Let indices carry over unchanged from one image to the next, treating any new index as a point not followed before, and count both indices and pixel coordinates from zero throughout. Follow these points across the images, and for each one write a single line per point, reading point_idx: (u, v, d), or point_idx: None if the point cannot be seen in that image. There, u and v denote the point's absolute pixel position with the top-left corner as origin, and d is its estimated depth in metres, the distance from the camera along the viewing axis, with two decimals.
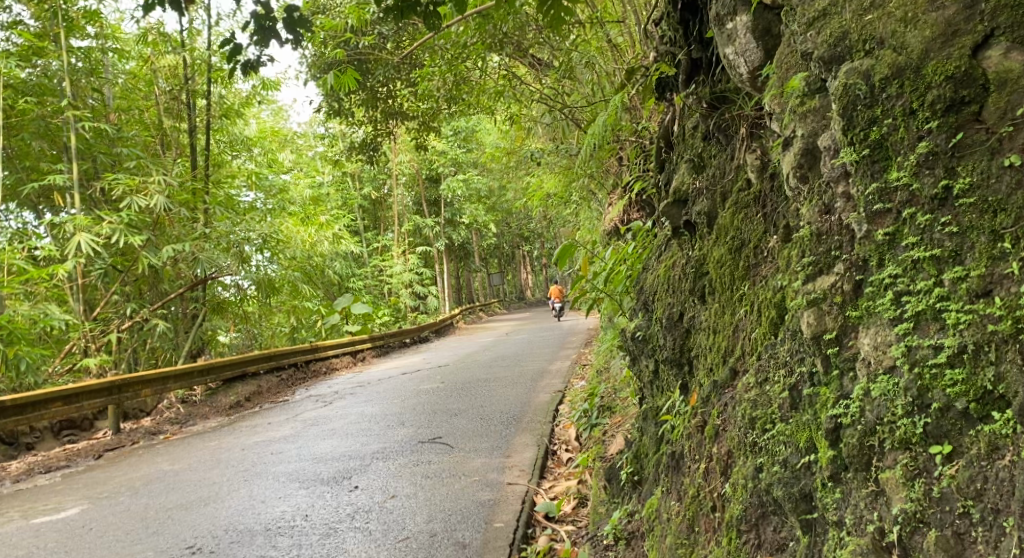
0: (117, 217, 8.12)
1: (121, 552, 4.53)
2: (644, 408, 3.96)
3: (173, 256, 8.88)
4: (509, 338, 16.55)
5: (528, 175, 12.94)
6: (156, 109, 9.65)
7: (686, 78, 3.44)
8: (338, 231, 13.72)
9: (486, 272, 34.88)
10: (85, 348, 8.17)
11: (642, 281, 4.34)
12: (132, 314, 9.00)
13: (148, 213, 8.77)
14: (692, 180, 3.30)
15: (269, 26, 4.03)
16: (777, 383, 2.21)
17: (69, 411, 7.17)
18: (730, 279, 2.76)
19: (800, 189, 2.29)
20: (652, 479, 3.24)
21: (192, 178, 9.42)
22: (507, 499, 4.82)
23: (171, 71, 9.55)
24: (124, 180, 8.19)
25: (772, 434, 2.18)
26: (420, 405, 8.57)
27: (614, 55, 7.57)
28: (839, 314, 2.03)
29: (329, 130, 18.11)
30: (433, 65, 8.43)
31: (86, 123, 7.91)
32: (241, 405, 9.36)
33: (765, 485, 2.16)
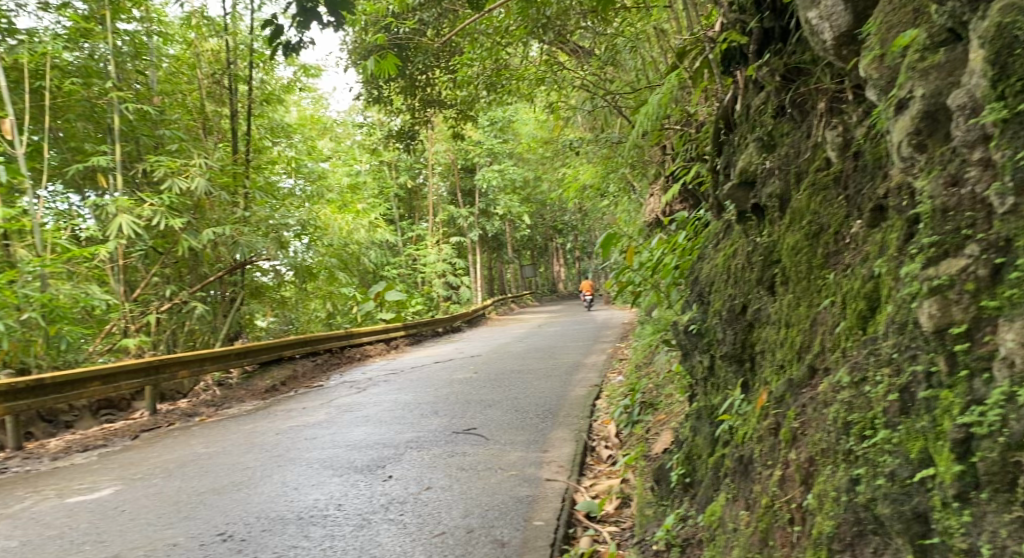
0: (159, 199, 8.13)
1: (153, 536, 4.42)
2: (697, 407, 3.73)
3: (213, 240, 8.83)
4: (541, 330, 16.38)
5: (564, 165, 12.71)
6: (199, 93, 9.46)
7: (756, 49, 3.20)
8: (374, 219, 13.64)
9: (518, 264, 34.70)
10: (125, 329, 8.18)
11: (696, 272, 4.12)
12: (172, 296, 9.00)
13: (189, 196, 8.69)
14: (761, 160, 3.09)
15: (310, 7, 3.84)
16: (878, 383, 1.92)
17: (107, 391, 7.12)
18: (807, 268, 2.54)
19: (913, 158, 2.02)
20: (711, 484, 3.00)
21: (233, 162, 9.34)
22: (545, 496, 4.63)
23: (214, 55, 9.46)
24: (166, 162, 8.15)
25: (872, 443, 1.88)
26: (454, 395, 8.43)
27: (659, 40, 7.31)
28: (971, 303, 1.74)
29: (368, 119, 18.04)
30: (474, 52, 8.23)
31: (130, 105, 7.95)
32: (277, 388, 9.30)
33: (863, 500, 1.85)
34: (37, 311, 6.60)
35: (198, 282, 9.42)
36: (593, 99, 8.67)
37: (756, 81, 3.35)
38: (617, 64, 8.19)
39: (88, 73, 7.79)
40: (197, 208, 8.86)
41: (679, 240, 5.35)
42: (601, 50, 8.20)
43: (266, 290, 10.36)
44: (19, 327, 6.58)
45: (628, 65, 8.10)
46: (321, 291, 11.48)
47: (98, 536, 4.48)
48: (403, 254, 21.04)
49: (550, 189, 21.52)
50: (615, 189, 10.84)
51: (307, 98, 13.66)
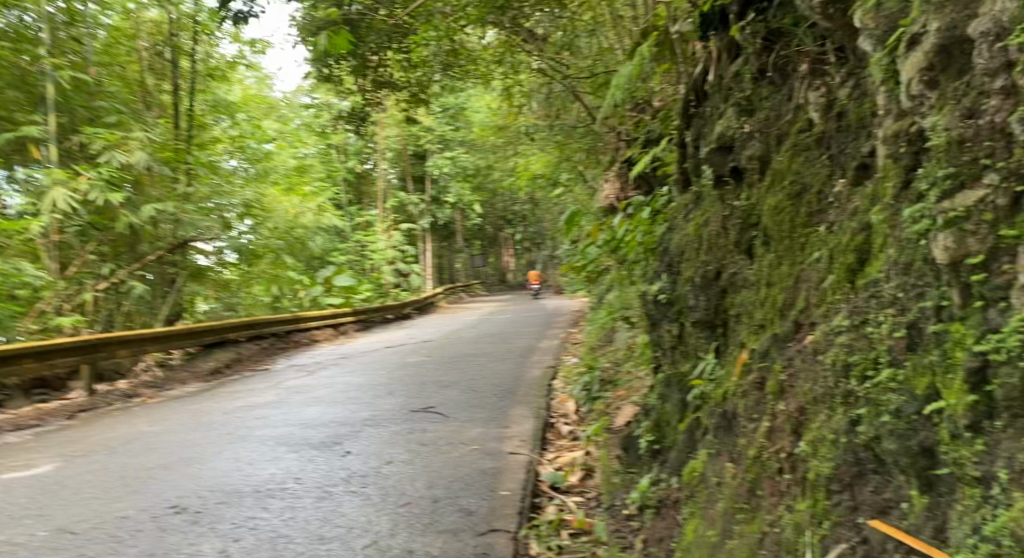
0: (95, 173, 7.85)
1: (99, 509, 4.20)
2: (665, 376, 3.73)
3: (154, 217, 8.69)
4: (492, 317, 16.34)
5: (516, 152, 12.67)
6: (139, 65, 8.99)
7: (740, 10, 3.20)
8: (321, 201, 13.32)
9: (468, 253, 34.52)
10: (58, 308, 7.73)
11: (665, 242, 4.06)
12: (108, 276, 8.52)
13: (128, 171, 8.43)
14: (739, 125, 3.10)
15: None
16: (882, 322, 1.89)
17: (41, 368, 6.85)
18: (789, 227, 2.56)
19: (924, 96, 1.91)
20: (685, 447, 3.03)
21: (174, 139, 9.09)
22: (510, 468, 4.61)
23: (155, 27, 9.00)
24: (104, 134, 7.93)
25: (875, 382, 1.85)
26: (408, 376, 8.33)
27: (618, 23, 7.23)
28: (989, 234, 1.65)
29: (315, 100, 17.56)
30: (430, 32, 7.82)
31: (65, 73, 7.63)
32: (221, 371, 9.09)
33: (864, 440, 1.83)
34: None
35: (136, 260, 8.88)
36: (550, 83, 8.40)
37: (734, 48, 3.37)
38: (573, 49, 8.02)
39: (19, 39, 7.43)
40: (136, 182, 8.60)
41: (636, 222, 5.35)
42: (561, 33, 7.88)
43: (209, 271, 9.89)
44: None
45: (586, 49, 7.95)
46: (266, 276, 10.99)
47: (40, 511, 4.27)
48: (350, 239, 20.65)
49: (501, 176, 21.43)
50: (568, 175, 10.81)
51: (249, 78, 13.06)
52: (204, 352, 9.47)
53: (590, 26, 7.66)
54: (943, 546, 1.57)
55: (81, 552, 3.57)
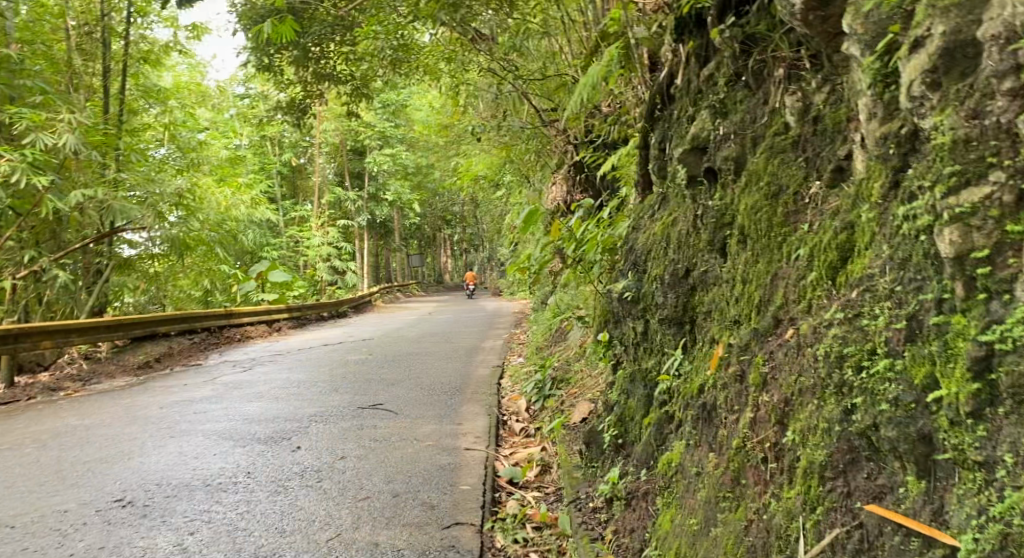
0: (17, 154, 7.16)
1: (38, 502, 3.97)
2: (627, 372, 3.74)
3: (82, 202, 7.93)
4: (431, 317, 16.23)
5: (460, 152, 12.59)
6: (66, 45, 8.42)
7: (716, 17, 3.15)
8: (256, 193, 12.91)
9: (404, 253, 34.13)
10: None
11: (629, 242, 4.08)
12: (29, 263, 8.01)
13: (54, 155, 7.76)
14: (713, 127, 3.12)
15: None
16: (879, 315, 1.94)
17: None
18: (766, 226, 2.61)
19: (925, 97, 1.92)
20: (652, 440, 3.07)
21: (105, 122, 8.51)
22: (468, 463, 4.57)
23: (84, 6, 8.45)
24: (29, 114, 7.24)
25: (871, 372, 1.91)
26: (352, 373, 8.20)
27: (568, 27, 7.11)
28: (994, 229, 1.72)
29: (250, 91, 17.01)
30: (377, 24, 7.44)
31: None
32: (151, 365, 8.72)
33: (859, 428, 1.91)
34: None
35: (58, 249, 8.44)
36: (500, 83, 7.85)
37: (706, 55, 3.38)
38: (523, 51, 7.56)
39: None
40: (62, 166, 7.93)
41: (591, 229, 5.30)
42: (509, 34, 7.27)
43: (138, 262, 9.50)
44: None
45: (534, 52, 7.53)
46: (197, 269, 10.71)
47: None
48: (285, 235, 20.08)
49: (442, 176, 21.31)
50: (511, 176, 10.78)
51: (182, 64, 11.97)
52: (133, 345, 9.08)
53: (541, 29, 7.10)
54: (943, 528, 1.68)
55: (23, 545, 3.41)
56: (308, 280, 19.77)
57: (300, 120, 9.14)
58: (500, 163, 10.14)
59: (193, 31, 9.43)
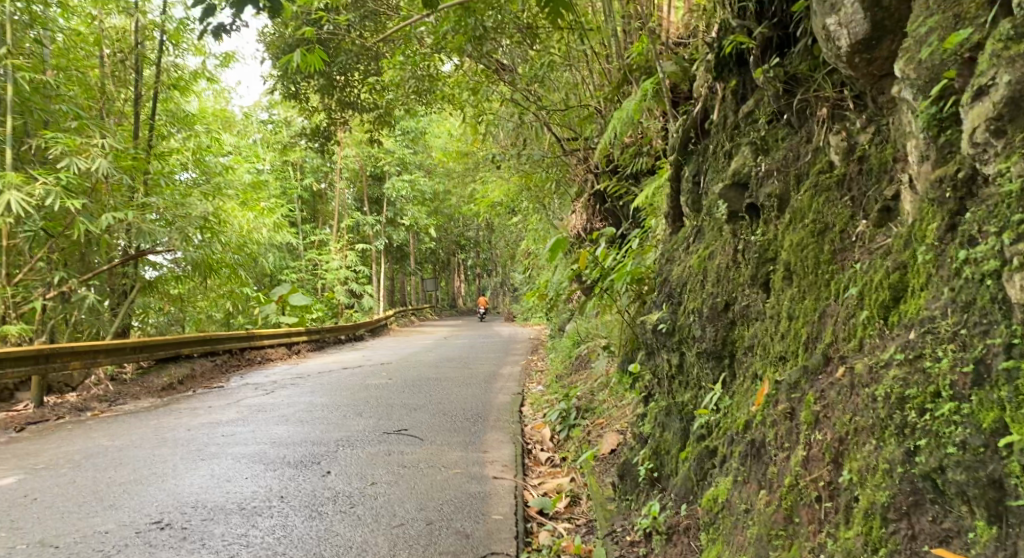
0: (52, 178, 7.26)
1: (78, 523, 4.00)
2: (661, 405, 3.71)
3: (111, 225, 8.03)
4: (446, 342, 16.23)
5: (478, 179, 12.61)
6: (100, 72, 8.58)
7: (759, 56, 3.18)
8: (277, 218, 13.01)
9: (419, 277, 34.12)
10: (4, 314, 7.49)
11: (662, 274, 4.05)
12: (59, 284, 8.07)
13: (87, 178, 7.91)
14: (755, 163, 3.14)
15: None
16: (942, 358, 1.95)
17: None
18: (813, 263, 2.64)
19: (989, 144, 1.98)
20: (692, 475, 3.07)
21: (135, 146, 8.62)
22: (498, 492, 4.54)
23: (119, 34, 8.60)
24: (64, 139, 7.34)
25: (936, 415, 1.92)
26: (373, 398, 8.18)
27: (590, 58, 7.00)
28: None
29: (274, 117, 17.22)
30: (403, 54, 7.54)
31: (26, 75, 7.11)
32: (175, 387, 8.75)
33: (923, 470, 1.93)
34: None
35: (86, 270, 8.46)
36: (521, 115, 7.85)
37: (745, 93, 3.42)
38: (545, 82, 7.63)
39: None
40: (95, 190, 8.04)
41: (611, 259, 5.02)
42: (531, 65, 7.43)
43: (162, 283, 9.57)
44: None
45: (557, 82, 7.49)
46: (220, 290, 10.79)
47: (14, 523, 4.03)
48: (303, 258, 20.15)
49: (458, 201, 21.41)
50: (527, 204, 10.82)
51: (208, 92, 12.04)
52: (158, 367, 9.13)
53: (563, 58, 7.09)
54: None
55: None
56: (325, 303, 19.78)
57: (325, 146, 9.20)
58: (518, 191, 10.15)
59: (221, 59, 9.57)
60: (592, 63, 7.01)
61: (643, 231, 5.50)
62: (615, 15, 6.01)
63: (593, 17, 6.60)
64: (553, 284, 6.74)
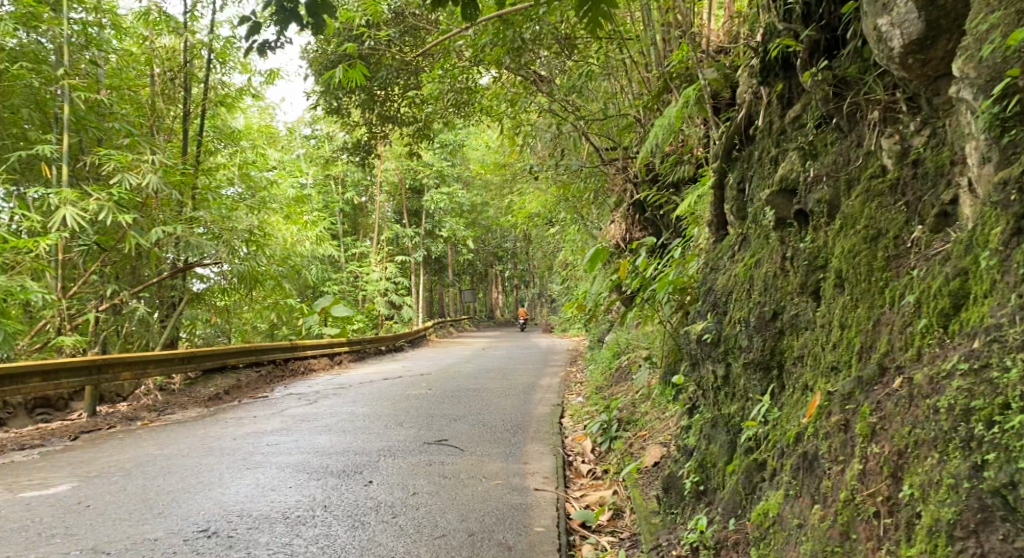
0: (106, 194, 7.41)
1: (129, 530, 4.05)
2: (706, 417, 3.62)
3: (160, 238, 8.20)
4: (483, 353, 16.20)
5: (516, 190, 12.61)
6: (151, 90, 8.79)
7: (806, 59, 3.10)
8: (319, 231, 13.14)
9: (457, 288, 34.18)
10: (59, 326, 7.51)
11: (706, 283, 3.96)
12: (111, 296, 8.23)
13: (137, 194, 8.12)
14: (803, 168, 3.06)
15: (290, 7, 3.71)
16: (1010, 369, 1.91)
17: (47, 388, 6.62)
18: (866, 270, 2.56)
19: None
20: (741, 489, 2.99)
21: (183, 162, 8.78)
22: (539, 504, 4.49)
23: (168, 54, 8.83)
24: (117, 155, 7.51)
25: (1006, 427, 1.87)
26: (413, 409, 8.18)
27: (629, 67, 6.95)
28: None
29: (316, 132, 17.47)
30: (443, 68, 7.56)
31: (81, 94, 7.28)
32: (221, 397, 8.85)
33: (992, 486, 1.87)
34: None
35: (137, 283, 8.66)
36: (559, 125, 7.80)
37: (791, 97, 3.34)
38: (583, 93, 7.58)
39: (35, 60, 7.13)
40: (145, 205, 8.21)
41: (652, 267, 4.93)
42: (570, 76, 7.38)
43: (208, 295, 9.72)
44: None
45: (595, 92, 7.45)
46: (264, 301, 10.92)
47: (68, 530, 4.10)
48: (344, 269, 20.29)
49: (495, 212, 21.41)
50: (564, 215, 10.76)
51: (253, 108, 12.23)
52: (204, 378, 9.25)
53: (602, 70, 7.06)
54: None
55: None
56: (366, 315, 19.91)
57: (365, 160, 9.27)
58: (557, 202, 10.11)
59: (265, 76, 9.74)
60: (632, 72, 6.96)
61: (685, 240, 5.41)
62: (656, 23, 5.96)
63: (631, 27, 6.55)
64: (592, 294, 6.67)
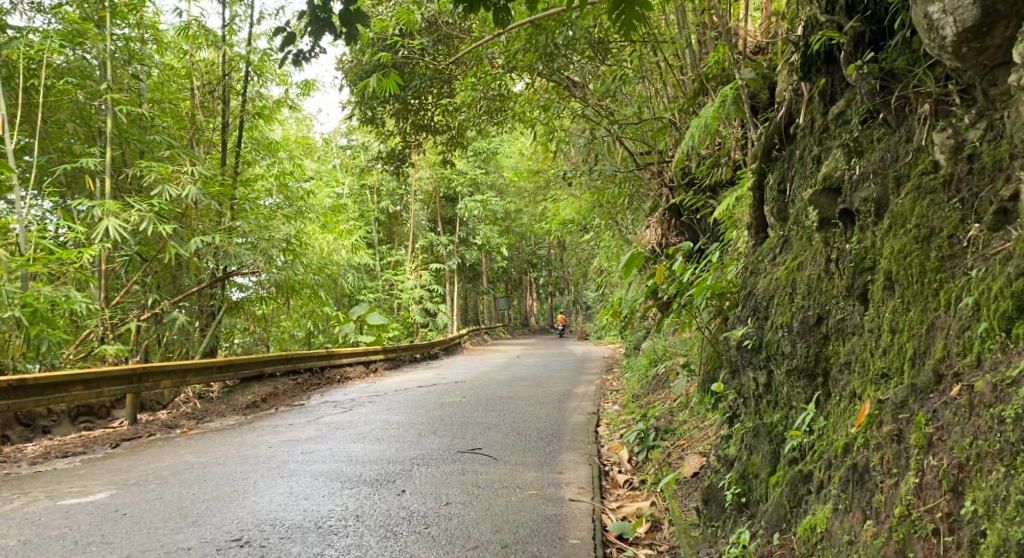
0: (146, 204, 7.47)
1: (163, 539, 4.04)
2: (748, 426, 3.49)
3: (199, 248, 8.27)
4: (519, 361, 16.03)
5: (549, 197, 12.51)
6: (191, 104, 8.90)
7: (850, 52, 2.98)
8: (355, 240, 13.17)
9: (492, 296, 34.07)
10: (103, 335, 7.58)
11: (747, 287, 3.82)
12: (152, 306, 8.32)
13: (177, 204, 8.21)
14: (847, 166, 2.93)
15: (323, 17, 3.70)
16: None
17: (88, 397, 6.67)
18: (919, 271, 2.45)
19: None
20: (785, 502, 2.87)
21: (223, 173, 8.83)
22: (574, 515, 4.38)
23: (208, 67, 8.94)
24: (157, 167, 7.57)
25: None
26: (447, 417, 8.10)
27: (665, 70, 6.82)
28: None
29: (352, 142, 17.58)
30: (476, 76, 7.50)
31: (123, 108, 7.36)
32: (258, 405, 8.86)
33: None
34: (20, 311, 6.03)
35: (177, 293, 8.77)
36: (592, 132, 7.68)
37: (835, 92, 3.21)
38: (617, 97, 7.44)
39: (81, 75, 7.20)
40: (184, 216, 8.29)
41: (690, 272, 4.78)
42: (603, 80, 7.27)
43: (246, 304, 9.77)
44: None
45: (630, 96, 7.33)
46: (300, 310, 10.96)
47: (104, 538, 4.10)
48: (380, 277, 20.32)
49: (528, 219, 21.32)
50: (599, 221, 10.64)
51: (290, 119, 12.35)
52: (241, 386, 9.29)
53: (635, 74, 6.96)
54: None
55: None
56: (401, 323, 19.94)
57: (399, 169, 9.25)
58: (591, 209, 9.99)
59: (301, 87, 9.80)
60: (668, 75, 6.83)
61: (722, 244, 5.25)
62: (691, 25, 5.83)
63: (666, 29, 6.42)
64: (627, 301, 6.50)
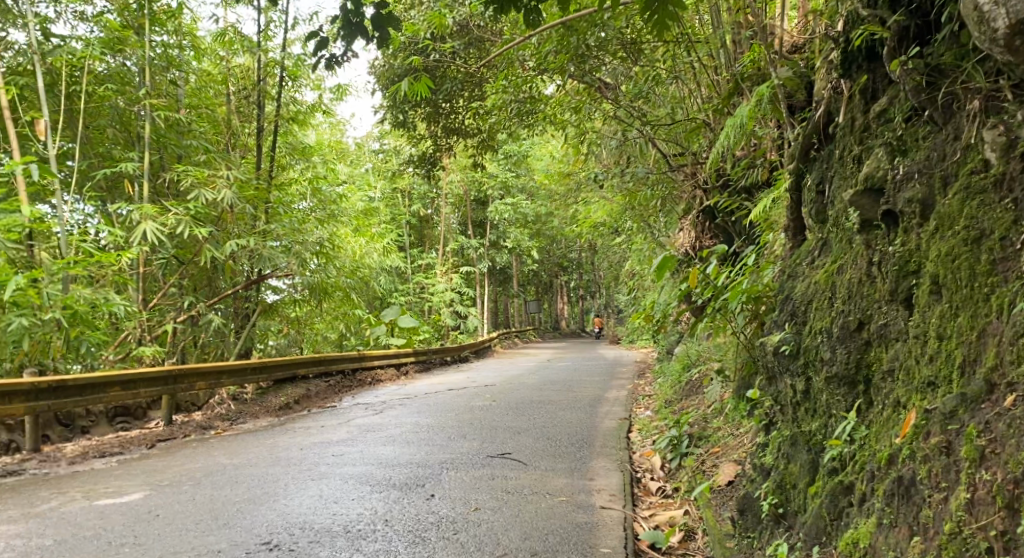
0: (183, 208, 7.53)
1: (194, 541, 4.04)
2: (785, 434, 3.37)
3: (234, 251, 8.32)
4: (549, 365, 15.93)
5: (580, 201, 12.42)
6: (228, 109, 8.98)
7: (893, 48, 2.87)
8: (387, 243, 13.19)
9: (522, 299, 33.94)
10: (140, 337, 7.66)
11: (784, 290, 3.70)
12: (188, 308, 8.38)
13: (213, 208, 8.28)
14: (890, 165, 2.82)
15: (356, 21, 3.66)
16: None
17: (125, 397, 6.72)
18: (968, 275, 2.36)
19: None
20: (825, 514, 2.76)
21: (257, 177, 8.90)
22: (606, 523, 4.29)
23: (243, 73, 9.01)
24: (194, 170, 7.63)
25: None
26: (477, 421, 8.05)
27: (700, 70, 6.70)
28: None
29: (383, 145, 17.61)
30: (508, 78, 7.43)
31: (162, 113, 7.43)
32: (290, 407, 8.89)
33: None
34: (60, 313, 6.07)
35: (213, 295, 8.91)
36: (624, 133, 7.57)
37: (876, 89, 3.11)
38: (650, 98, 7.32)
39: (121, 81, 7.27)
40: (220, 219, 8.34)
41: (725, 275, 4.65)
42: (636, 82, 7.16)
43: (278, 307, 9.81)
44: (39, 327, 6.04)
45: (663, 98, 7.22)
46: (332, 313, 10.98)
47: (137, 539, 4.11)
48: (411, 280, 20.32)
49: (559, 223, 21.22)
50: (630, 224, 10.52)
51: (323, 123, 12.41)
52: (274, 388, 9.32)
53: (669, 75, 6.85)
54: None
55: None
56: (432, 326, 19.94)
57: (430, 172, 9.23)
58: (623, 211, 9.88)
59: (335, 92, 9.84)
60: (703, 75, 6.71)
61: (759, 247, 5.12)
62: (727, 24, 5.72)
63: (700, 29, 6.31)
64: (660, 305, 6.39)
